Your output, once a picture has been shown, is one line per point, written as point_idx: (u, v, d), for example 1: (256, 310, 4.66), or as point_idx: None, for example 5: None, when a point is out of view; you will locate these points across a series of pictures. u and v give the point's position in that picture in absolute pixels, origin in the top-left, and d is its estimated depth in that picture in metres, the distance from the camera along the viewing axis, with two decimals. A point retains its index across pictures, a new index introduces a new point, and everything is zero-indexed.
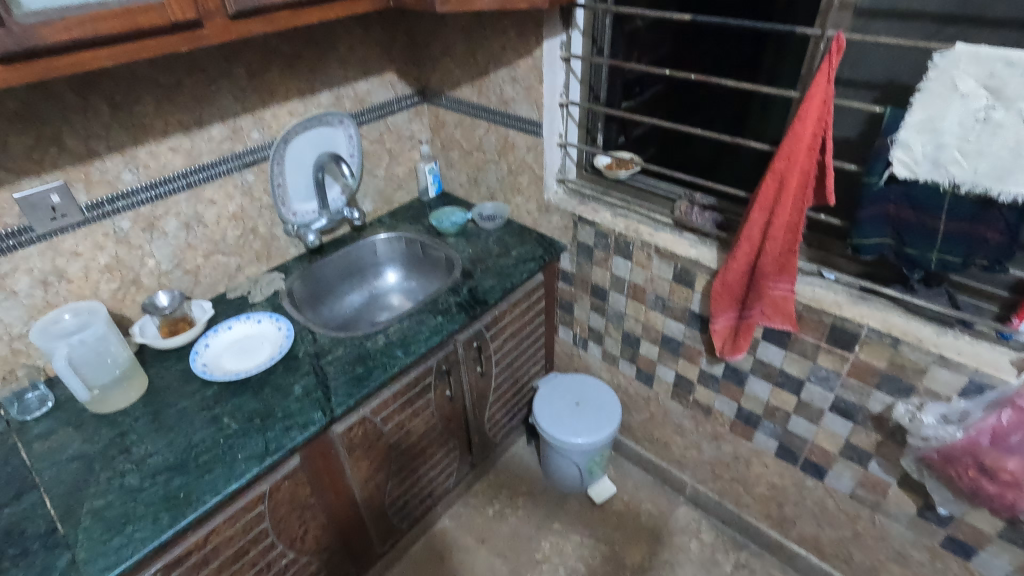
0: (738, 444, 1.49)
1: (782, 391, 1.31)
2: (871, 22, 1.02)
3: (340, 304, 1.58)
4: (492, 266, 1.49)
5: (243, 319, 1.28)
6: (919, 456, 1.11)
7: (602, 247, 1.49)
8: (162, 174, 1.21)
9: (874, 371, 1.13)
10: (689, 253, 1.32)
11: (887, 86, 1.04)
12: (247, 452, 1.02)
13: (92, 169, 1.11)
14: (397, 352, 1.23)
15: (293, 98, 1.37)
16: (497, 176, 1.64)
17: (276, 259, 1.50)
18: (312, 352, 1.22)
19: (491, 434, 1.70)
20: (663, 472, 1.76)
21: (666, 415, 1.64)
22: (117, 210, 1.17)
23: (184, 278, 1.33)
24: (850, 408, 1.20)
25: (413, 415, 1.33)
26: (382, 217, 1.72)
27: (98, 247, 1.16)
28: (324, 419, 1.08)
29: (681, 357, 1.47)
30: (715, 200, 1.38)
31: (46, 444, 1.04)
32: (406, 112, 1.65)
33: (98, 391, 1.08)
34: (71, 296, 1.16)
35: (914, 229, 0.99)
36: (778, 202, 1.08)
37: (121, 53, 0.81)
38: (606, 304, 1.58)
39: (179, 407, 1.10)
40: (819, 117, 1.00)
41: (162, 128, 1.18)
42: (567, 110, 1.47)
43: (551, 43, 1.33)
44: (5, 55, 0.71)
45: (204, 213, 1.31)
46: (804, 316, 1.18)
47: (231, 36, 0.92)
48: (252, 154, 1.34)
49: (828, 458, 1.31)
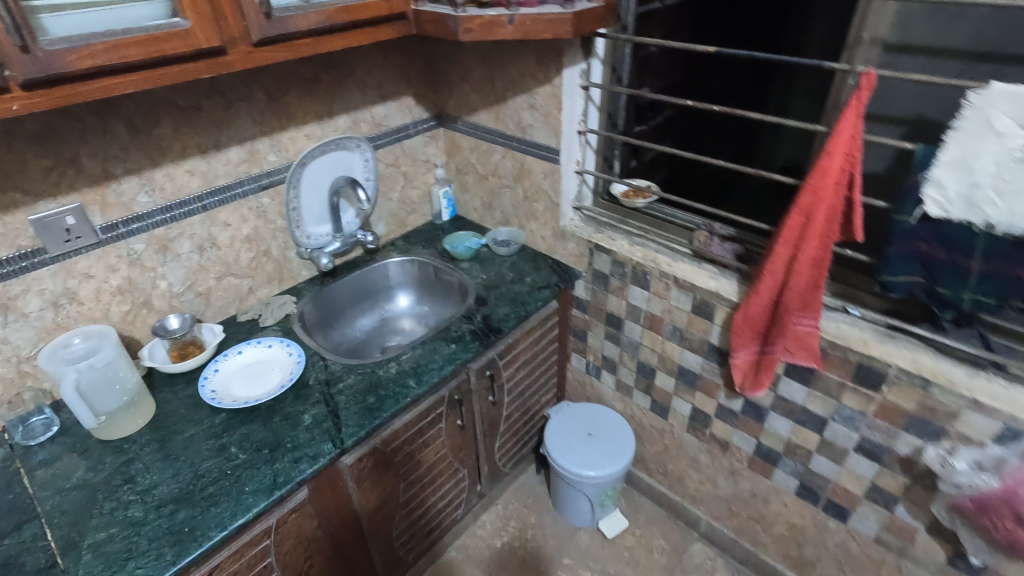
0: (756, 481, 1.45)
1: (803, 429, 1.27)
2: (900, 58, 1.01)
3: (351, 328, 1.55)
4: (507, 293, 1.47)
5: (253, 343, 1.27)
6: (950, 503, 1.07)
7: (618, 276, 1.47)
8: (178, 197, 1.20)
9: (902, 413, 1.09)
10: (708, 285, 1.29)
11: (916, 121, 1.02)
12: (255, 484, 0.99)
13: (108, 191, 1.10)
14: (409, 382, 1.20)
15: (310, 121, 1.37)
16: (512, 202, 1.63)
17: (288, 281, 1.48)
18: (323, 380, 1.20)
19: (501, 463, 1.67)
20: (677, 507, 1.71)
21: (681, 448, 1.60)
22: (131, 232, 1.16)
23: (195, 300, 1.31)
24: (876, 449, 1.16)
25: (423, 445, 1.30)
26: (395, 240, 1.71)
27: (110, 269, 1.15)
28: (334, 451, 1.05)
29: (698, 390, 1.44)
30: (735, 231, 1.36)
31: (49, 472, 1.02)
32: (422, 136, 1.65)
33: (104, 418, 1.05)
34: (82, 318, 1.14)
35: (945, 267, 0.96)
36: (804, 237, 1.06)
37: (143, 79, 0.81)
38: (620, 333, 1.56)
39: (186, 435, 1.08)
40: (847, 152, 0.98)
41: (180, 151, 1.17)
42: (585, 137, 1.45)
43: (571, 71, 1.32)
44: (28, 82, 0.70)
45: (218, 235, 1.30)
46: (828, 353, 1.15)
47: (254, 63, 0.92)
48: (268, 177, 1.34)
49: (852, 499, 1.26)
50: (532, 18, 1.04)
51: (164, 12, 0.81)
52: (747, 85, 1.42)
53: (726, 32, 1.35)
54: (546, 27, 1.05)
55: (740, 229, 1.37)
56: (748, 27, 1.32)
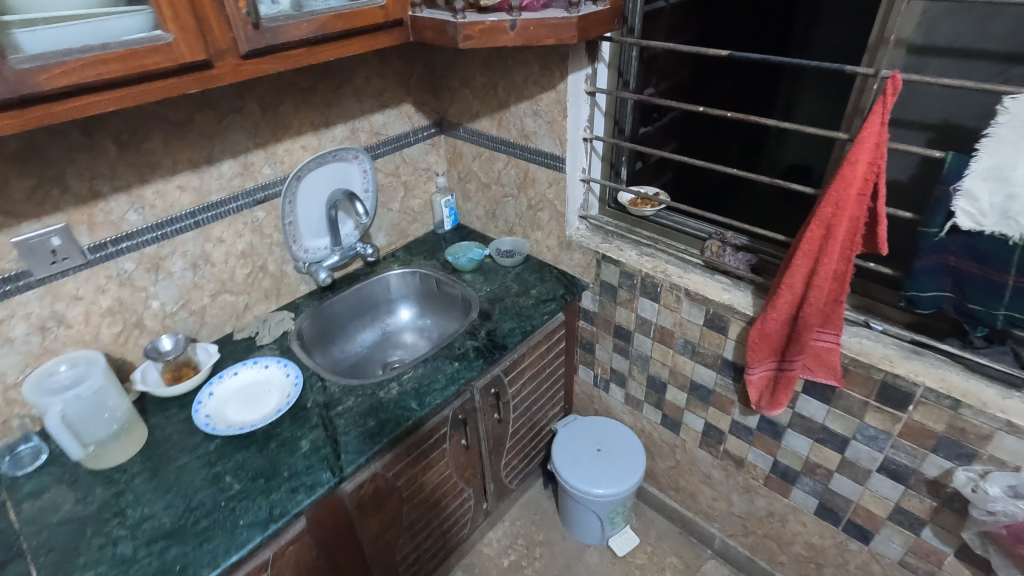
0: (772, 500, 1.40)
1: (823, 448, 1.21)
2: (926, 60, 0.95)
3: (352, 344, 1.50)
4: (511, 307, 1.42)
5: (249, 364, 1.22)
6: (982, 530, 1.01)
7: (627, 287, 1.41)
8: (169, 214, 1.16)
9: (930, 434, 1.04)
10: (721, 298, 1.24)
11: (944, 127, 0.96)
12: (250, 518, 0.94)
13: (96, 210, 1.06)
14: (411, 404, 1.15)
15: (306, 132, 1.32)
16: (516, 211, 1.58)
17: (286, 297, 1.44)
18: (322, 402, 1.15)
19: (507, 480, 1.62)
20: (689, 523, 1.66)
21: (694, 464, 1.54)
22: (121, 252, 1.11)
23: (189, 319, 1.27)
24: (902, 471, 1.11)
25: (427, 467, 1.25)
26: (396, 251, 1.66)
27: (99, 290, 1.11)
28: (333, 479, 1.01)
29: (712, 405, 1.39)
30: (748, 240, 1.30)
31: (36, 505, 0.97)
32: (422, 144, 1.60)
33: (93, 447, 1.01)
34: (70, 341, 1.10)
35: (977, 283, 0.90)
36: (824, 250, 1.00)
37: (124, 96, 0.76)
38: (630, 346, 1.50)
39: (179, 463, 1.03)
40: (871, 160, 0.92)
41: (170, 166, 1.13)
42: (591, 144, 1.40)
43: (576, 77, 1.27)
44: None
45: (212, 251, 1.25)
46: (850, 371, 1.09)
47: (243, 76, 0.87)
48: (263, 191, 1.29)
49: (875, 521, 1.21)
50: (534, 24, 0.99)
51: (145, 24, 0.76)
52: (757, 89, 1.36)
53: (734, 34, 1.30)
54: (551, 33, 1.00)
55: (753, 239, 1.31)
56: (756, 28, 1.26)
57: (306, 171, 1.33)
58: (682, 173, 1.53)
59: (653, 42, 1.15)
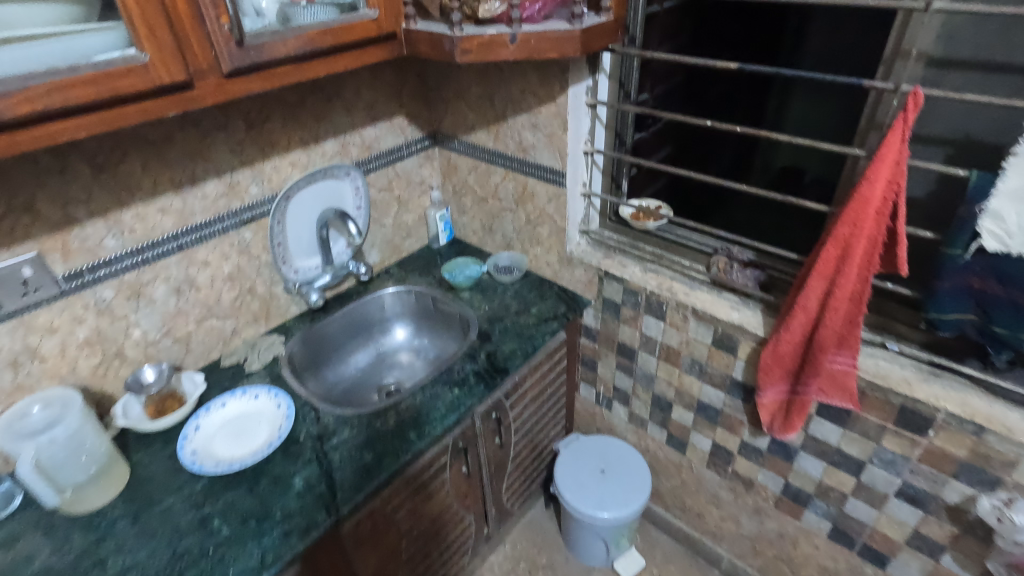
0: (783, 522, 1.36)
1: (837, 471, 1.18)
2: (945, 73, 0.91)
3: (345, 366, 1.44)
4: (511, 327, 1.37)
5: (237, 394, 1.16)
6: (1007, 559, 0.97)
7: (631, 305, 1.37)
8: (150, 238, 1.10)
9: (951, 460, 1.00)
10: (731, 317, 1.19)
11: (963, 143, 0.92)
12: (240, 566, 0.88)
13: (71, 237, 1.00)
14: (409, 436, 1.09)
15: (295, 148, 1.26)
16: (514, 226, 1.53)
17: (276, 319, 1.38)
18: (315, 435, 1.09)
19: (509, 503, 1.57)
20: (696, 543, 1.62)
21: (700, 484, 1.50)
22: (98, 279, 1.05)
23: (173, 347, 1.21)
24: (920, 496, 1.07)
25: (427, 499, 1.20)
26: (390, 268, 1.60)
27: (76, 320, 1.04)
28: (329, 521, 0.95)
29: (720, 426, 1.34)
30: (755, 256, 1.26)
31: (8, 556, 0.91)
32: (415, 158, 1.54)
33: (70, 492, 0.94)
34: (45, 376, 1.03)
35: (1002, 306, 0.86)
36: (840, 271, 0.96)
37: (97, 122, 0.70)
38: (633, 364, 1.46)
39: (163, 506, 0.97)
40: (890, 179, 0.88)
41: (151, 188, 1.07)
42: (592, 158, 1.35)
43: (577, 89, 1.21)
44: None
45: (197, 275, 1.19)
46: (867, 394, 1.05)
47: (227, 96, 0.81)
48: (250, 211, 1.23)
49: (891, 546, 1.17)
50: (536, 37, 0.95)
51: (119, 43, 0.71)
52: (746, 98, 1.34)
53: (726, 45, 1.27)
54: (553, 46, 0.95)
55: (761, 254, 1.27)
56: (748, 38, 1.24)
57: (296, 189, 1.27)
58: (682, 184, 1.48)
59: (659, 54, 1.10)
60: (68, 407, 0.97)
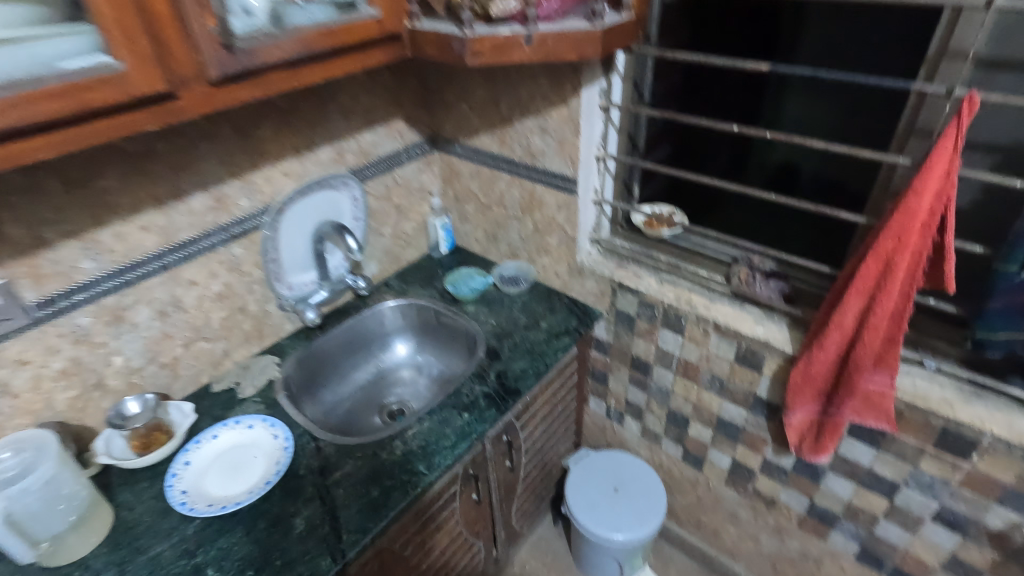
0: (807, 542, 1.30)
1: (868, 493, 1.12)
2: (994, 74, 0.85)
3: (345, 386, 1.36)
4: (521, 343, 1.30)
5: (230, 425, 1.08)
6: None
7: (647, 318, 1.30)
8: (131, 258, 1.00)
9: (997, 485, 0.94)
10: (756, 332, 1.13)
11: (1013, 149, 0.86)
12: None
13: (42, 261, 0.90)
14: (418, 468, 1.01)
15: (288, 157, 1.17)
16: (520, 234, 1.45)
17: (269, 338, 1.29)
18: (316, 468, 1.01)
19: (518, 524, 1.50)
20: (712, 560, 1.56)
21: (718, 501, 1.44)
22: (74, 305, 0.96)
23: (159, 373, 1.12)
24: (960, 521, 1.02)
25: (436, 530, 1.12)
26: (389, 279, 1.52)
27: (50, 351, 0.95)
28: (334, 567, 0.87)
29: (741, 443, 1.28)
30: (778, 266, 1.19)
31: None
32: (415, 163, 1.46)
33: (47, 543, 0.85)
34: (18, 412, 0.94)
35: None
36: (882, 287, 0.89)
37: (66, 140, 0.61)
38: (648, 379, 1.39)
39: (151, 554, 0.89)
40: (939, 190, 0.81)
41: (131, 204, 0.97)
42: (604, 163, 1.27)
43: (590, 92, 1.14)
44: None
45: (184, 296, 1.10)
46: (906, 415, 0.99)
47: (216, 106, 0.73)
48: (240, 225, 1.14)
49: (925, 569, 1.12)
50: (553, 37, 0.87)
51: (88, 48, 0.62)
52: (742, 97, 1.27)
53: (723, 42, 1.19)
54: (571, 47, 0.88)
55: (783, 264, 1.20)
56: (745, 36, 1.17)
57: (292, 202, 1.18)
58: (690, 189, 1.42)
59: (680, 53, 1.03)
60: (39, 451, 0.87)
